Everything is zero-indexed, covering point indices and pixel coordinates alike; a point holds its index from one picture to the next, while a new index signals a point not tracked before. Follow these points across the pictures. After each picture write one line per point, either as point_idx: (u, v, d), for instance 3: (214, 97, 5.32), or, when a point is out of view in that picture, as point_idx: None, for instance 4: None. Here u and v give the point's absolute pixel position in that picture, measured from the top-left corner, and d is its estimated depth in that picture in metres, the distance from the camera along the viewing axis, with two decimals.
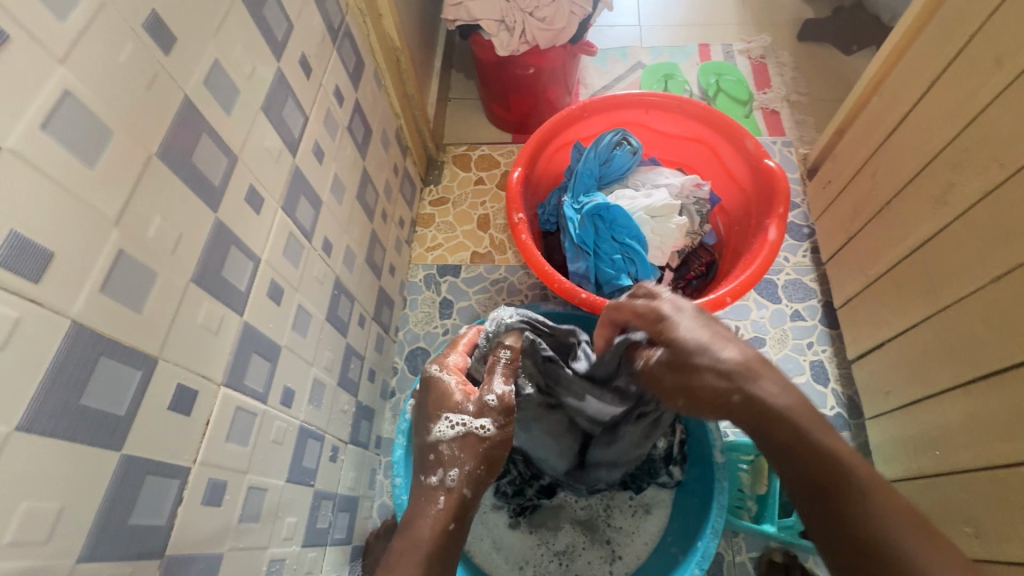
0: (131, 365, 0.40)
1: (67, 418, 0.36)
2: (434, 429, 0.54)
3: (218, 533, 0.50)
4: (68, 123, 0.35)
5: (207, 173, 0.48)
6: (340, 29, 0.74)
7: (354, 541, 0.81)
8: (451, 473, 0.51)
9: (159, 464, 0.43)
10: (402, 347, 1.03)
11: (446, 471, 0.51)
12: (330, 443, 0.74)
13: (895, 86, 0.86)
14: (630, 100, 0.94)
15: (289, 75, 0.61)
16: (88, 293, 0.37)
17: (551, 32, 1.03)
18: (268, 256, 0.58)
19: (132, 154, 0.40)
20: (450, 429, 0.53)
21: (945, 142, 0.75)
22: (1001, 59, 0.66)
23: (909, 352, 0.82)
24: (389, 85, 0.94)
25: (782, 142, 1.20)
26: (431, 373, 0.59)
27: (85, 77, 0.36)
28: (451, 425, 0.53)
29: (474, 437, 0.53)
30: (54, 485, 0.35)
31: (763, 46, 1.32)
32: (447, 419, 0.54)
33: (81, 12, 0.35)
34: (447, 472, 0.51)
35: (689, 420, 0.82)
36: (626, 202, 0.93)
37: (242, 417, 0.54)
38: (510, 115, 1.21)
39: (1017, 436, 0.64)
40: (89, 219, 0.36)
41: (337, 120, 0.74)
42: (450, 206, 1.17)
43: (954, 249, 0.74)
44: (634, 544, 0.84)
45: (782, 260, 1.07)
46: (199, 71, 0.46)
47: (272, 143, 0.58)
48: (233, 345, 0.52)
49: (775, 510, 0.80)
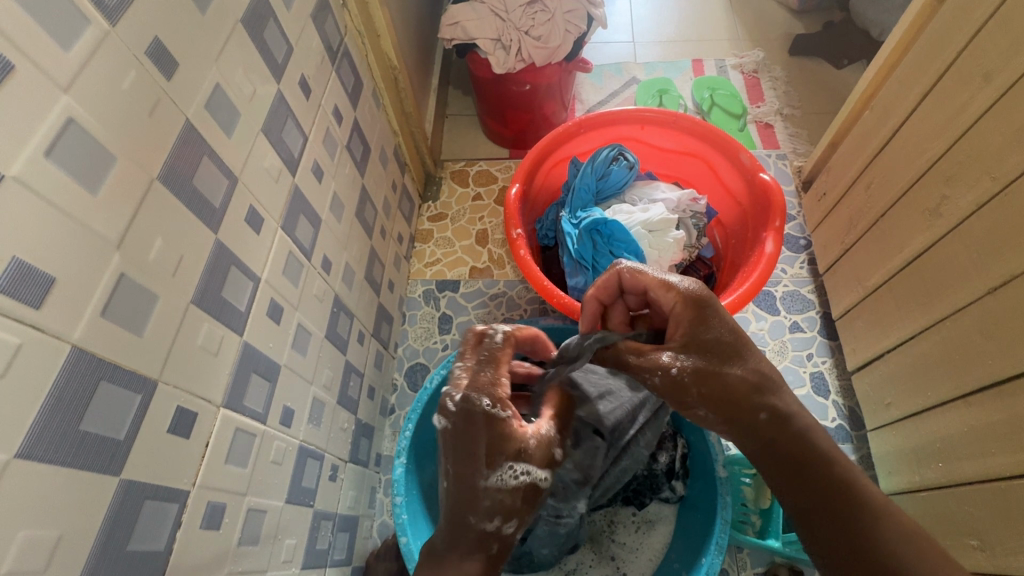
0: (131, 390, 0.40)
1: (67, 444, 0.35)
2: (494, 475, 0.51)
3: (216, 557, 0.50)
4: (71, 150, 0.35)
5: (208, 196, 0.48)
6: (339, 49, 0.75)
7: (353, 562, 0.80)
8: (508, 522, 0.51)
9: (158, 489, 0.43)
10: (402, 363, 1.03)
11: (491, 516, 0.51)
12: (329, 462, 0.73)
13: (885, 100, 0.87)
14: (626, 115, 0.95)
15: (289, 96, 0.61)
16: (89, 317, 0.37)
17: (547, 50, 1.05)
18: (267, 275, 0.58)
19: (133, 179, 0.40)
20: (514, 478, 0.51)
21: (937, 155, 0.75)
22: (990, 75, 0.67)
23: (908, 362, 0.82)
24: (387, 103, 0.95)
25: (776, 155, 1.21)
26: (473, 402, 0.53)
27: (89, 106, 0.36)
28: (513, 473, 0.51)
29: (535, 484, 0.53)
30: (51, 515, 0.34)
31: (755, 61, 1.34)
32: (511, 468, 0.51)
33: (85, 43, 0.36)
34: (506, 521, 0.51)
35: (690, 436, 0.84)
36: (623, 217, 0.93)
37: (242, 438, 0.53)
38: (507, 130, 1.22)
39: (1018, 448, 0.64)
40: (90, 244, 0.37)
41: (336, 139, 0.75)
42: (449, 221, 1.17)
43: (948, 261, 0.74)
44: (639, 560, 0.84)
45: (780, 272, 1.07)
46: (200, 96, 0.47)
47: (272, 162, 0.59)
48: (234, 365, 0.52)
49: (779, 524, 0.79)
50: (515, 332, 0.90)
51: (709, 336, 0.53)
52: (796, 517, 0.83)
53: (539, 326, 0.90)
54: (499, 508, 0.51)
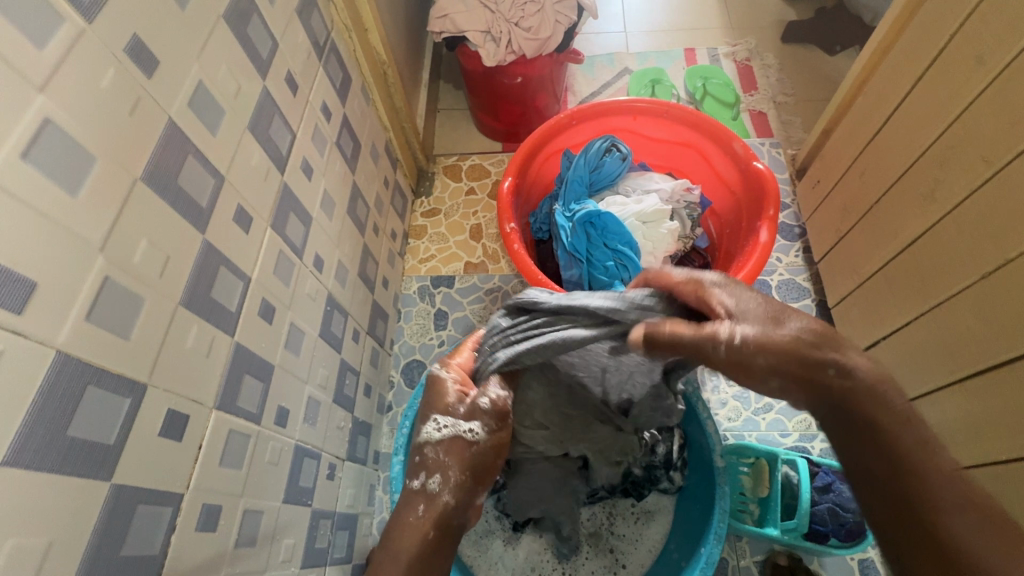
0: (120, 394, 0.40)
1: (55, 450, 0.35)
2: (425, 429, 0.58)
3: (213, 559, 0.50)
4: (49, 151, 0.35)
5: (194, 195, 0.47)
6: (326, 45, 0.74)
7: (354, 560, 0.80)
8: (433, 477, 0.56)
9: (151, 493, 0.42)
10: (398, 360, 1.02)
11: (427, 475, 0.56)
12: (327, 461, 0.73)
13: (878, 86, 0.87)
14: (618, 106, 0.94)
15: (274, 92, 0.61)
16: (73, 321, 0.36)
17: (537, 42, 1.03)
18: (258, 275, 0.57)
19: (117, 180, 0.39)
20: (438, 432, 0.58)
21: (930, 141, 0.75)
22: (982, 58, 0.67)
23: (904, 349, 0.83)
24: (377, 99, 0.94)
25: (770, 143, 1.21)
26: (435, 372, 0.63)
27: (67, 108, 0.36)
28: (439, 427, 0.58)
29: (463, 442, 0.57)
30: (41, 522, 0.34)
31: (748, 49, 1.33)
32: (437, 422, 0.58)
33: (61, 40, 0.35)
34: (428, 479, 0.56)
35: (687, 427, 0.83)
36: (617, 209, 0.93)
37: (236, 439, 0.53)
38: (499, 124, 1.21)
39: (1015, 431, 0.64)
40: (71, 247, 0.36)
41: (325, 136, 0.74)
42: (442, 216, 1.17)
43: (944, 247, 0.74)
44: (638, 551, 0.84)
45: (775, 261, 1.07)
46: (183, 93, 0.46)
47: (259, 161, 0.58)
48: (226, 366, 0.52)
49: (777, 513, 0.78)
50: None
51: (743, 305, 0.53)
52: (795, 505, 0.84)
53: None
54: (426, 464, 0.57)
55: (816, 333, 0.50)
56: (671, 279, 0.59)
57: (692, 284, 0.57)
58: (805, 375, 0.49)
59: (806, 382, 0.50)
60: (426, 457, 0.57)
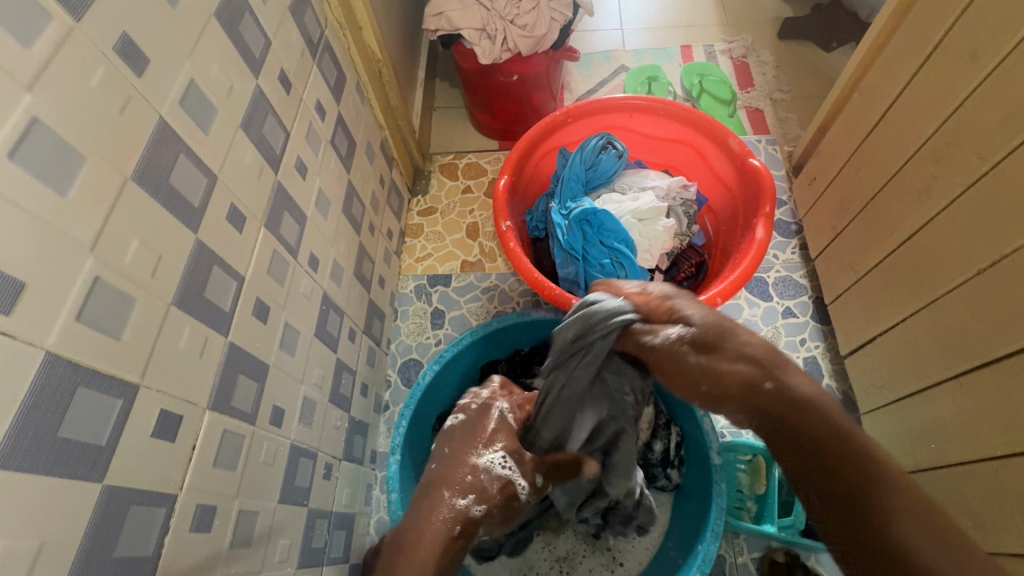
0: (112, 394, 0.40)
1: (46, 452, 0.35)
2: (482, 457, 0.62)
3: (208, 560, 0.49)
4: (38, 150, 0.34)
5: (186, 194, 0.47)
6: (319, 43, 0.74)
7: (351, 559, 0.80)
8: (478, 505, 0.57)
9: (144, 494, 0.42)
10: (395, 359, 1.02)
11: (474, 501, 0.57)
12: (323, 460, 0.73)
13: (874, 82, 0.87)
14: (614, 103, 0.94)
15: (267, 90, 0.60)
16: (63, 322, 0.36)
17: (533, 39, 1.03)
18: (252, 275, 0.57)
19: (107, 179, 0.39)
20: (500, 467, 0.62)
21: (926, 137, 0.75)
22: (977, 53, 0.66)
23: (900, 345, 0.83)
24: (372, 97, 0.93)
25: (767, 140, 1.20)
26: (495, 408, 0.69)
27: (55, 107, 0.35)
28: (498, 462, 0.62)
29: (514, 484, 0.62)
30: (31, 524, 0.34)
31: (744, 46, 1.33)
32: (500, 458, 0.62)
33: (49, 38, 0.35)
34: (472, 502, 0.57)
35: (685, 423, 0.84)
36: (613, 206, 0.93)
37: (231, 439, 0.53)
38: (495, 122, 1.21)
39: (1011, 427, 0.64)
40: (60, 247, 0.36)
41: (320, 135, 0.74)
42: (439, 215, 1.16)
43: (940, 243, 0.74)
44: (635, 549, 0.84)
45: (772, 258, 1.07)
46: (174, 92, 0.46)
47: (252, 160, 0.58)
48: (220, 367, 0.51)
49: (774, 509, 0.79)
50: (507, 325, 0.89)
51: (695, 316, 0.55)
52: (791, 502, 0.83)
53: (531, 318, 0.89)
54: (468, 487, 0.58)
55: (763, 351, 0.51)
56: (624, 288, 0.63)
57: (643, 295, 0.61)
58: (739, 390, 0.50)
59: (740, 397, 0.50)
60: (469, 478, 0.59)
